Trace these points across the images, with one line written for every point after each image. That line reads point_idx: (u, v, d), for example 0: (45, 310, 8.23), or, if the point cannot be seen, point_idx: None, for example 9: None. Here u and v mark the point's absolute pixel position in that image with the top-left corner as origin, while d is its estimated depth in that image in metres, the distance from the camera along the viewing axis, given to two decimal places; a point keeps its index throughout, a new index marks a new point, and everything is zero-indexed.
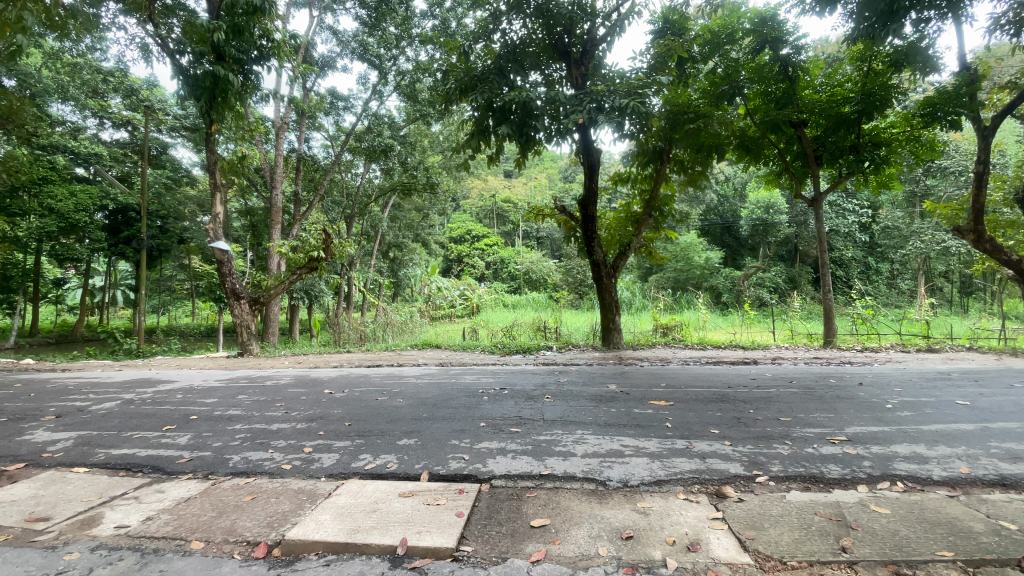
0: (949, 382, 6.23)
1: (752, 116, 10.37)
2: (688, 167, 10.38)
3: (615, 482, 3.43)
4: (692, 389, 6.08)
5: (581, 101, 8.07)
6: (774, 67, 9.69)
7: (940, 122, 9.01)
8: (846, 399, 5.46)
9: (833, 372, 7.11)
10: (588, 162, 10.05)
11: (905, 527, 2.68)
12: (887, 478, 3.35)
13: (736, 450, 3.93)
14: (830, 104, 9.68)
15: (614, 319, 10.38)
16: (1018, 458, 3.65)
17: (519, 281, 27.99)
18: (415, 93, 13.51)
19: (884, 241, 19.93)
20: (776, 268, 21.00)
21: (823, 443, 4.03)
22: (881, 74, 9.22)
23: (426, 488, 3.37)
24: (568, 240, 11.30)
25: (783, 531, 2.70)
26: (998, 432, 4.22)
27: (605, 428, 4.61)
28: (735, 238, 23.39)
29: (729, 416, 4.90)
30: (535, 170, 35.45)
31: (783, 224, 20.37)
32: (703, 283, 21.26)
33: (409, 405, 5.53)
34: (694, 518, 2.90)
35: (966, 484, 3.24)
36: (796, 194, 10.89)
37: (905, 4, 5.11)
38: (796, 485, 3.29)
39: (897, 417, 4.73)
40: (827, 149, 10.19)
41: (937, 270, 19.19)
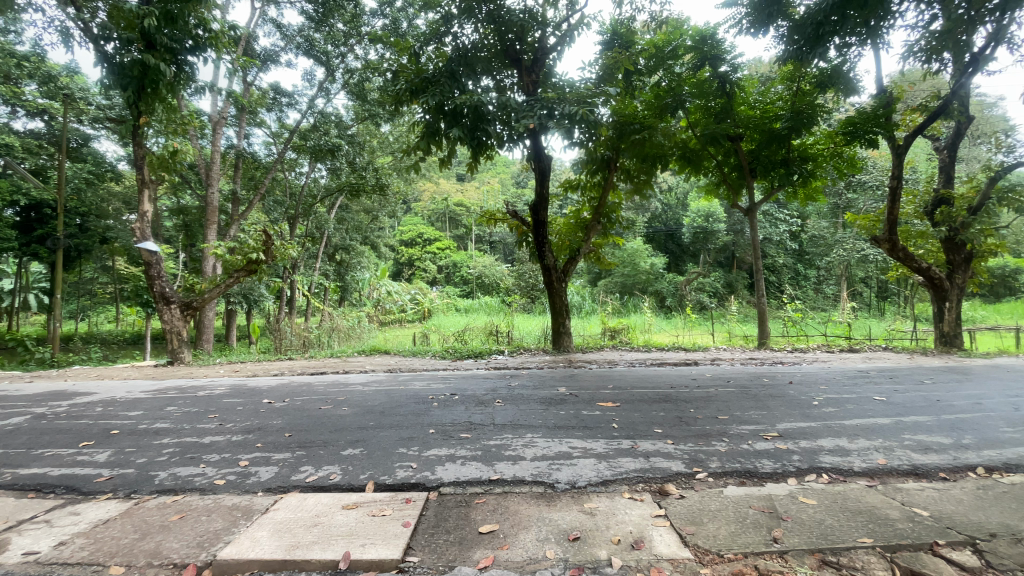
0: (867, 380, 6.78)
1: (693, 129, 10.91)
2: (634, 176, 10.74)
3: (563, 484, 3.47)
4: (637, 390, 6.25)
5: (532, 107, 8.17)
6: (713, 83, 10.22)
7: (860, 140, 9.83)
8: (778, 397, 5.81)
9: (766, 372, 7.55)
10: (540, 168, 10.17)
11: (831, 517, 2.86)
12: (815, 471, 3.58)
13: (678, 449, 4.08)
14: (762, 121, 10.37)
15: (563, 323, 10.54)
16: (928, 449, 4.00)
17: (471, 286, 27.93)
18: (364, 93, 13.21)
19: (811, 249, 21.44)
20: (715, 274, 22.11)
21: (757, 439, 4.25)
22: (808, 94, 9.91)
23: (370, 499, 3.26)
24: (520, 245, 11.39)
25: (720, 525, 2.82)
26: (910, 425, 4.62)
27: (555, 431, 4.65)
28: (678, 245, 24.35)
29: (671, 416, 5.07)
30: (487, 174, 35.50)
31: (721, 232, 21.47)
32: (648, 288, 21.82)
33: (355, 414, 5.36)
34: (638, 517, 2.97)
35: (882, 474, 3.51)
36: (733, 205, 11.49)
37: (828, 30, 5.60)
38: (732, 480, 3.45)
39: (823, 413, 5.08)
40: (761, 163, 10.86)
41: (857, 276, 20.90)
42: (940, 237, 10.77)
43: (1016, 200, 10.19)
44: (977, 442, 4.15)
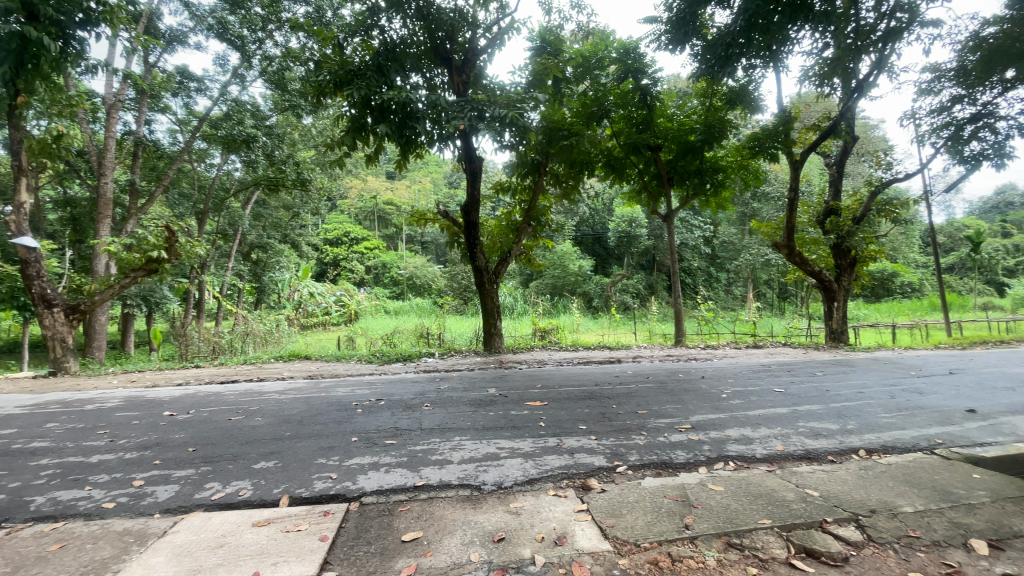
0: (768, 373, 7.43)
1: (617, 138, 11.42)
2: (563, 181, 11.02)
3: (490, 485, 3.48)
4: (564, 389, 6.41)
5: (462, 108, 8.14)
6: (636, 95, 10.73)
7: (764, 154, 10.84)
8: (692, 391, 6.21)
9: (682, 368, 8.06)
10: (470, 169, 10.13)
11: (735, 502, 3.09)
12: (722, 459, 3.86)
13: (601, 444, 4.22)
14: (680, 132, 11.03)
15: (494, 324, 10.58)
16: (817, 434, 4.45)
17: (401, 287, 27.34)
18: (284, 82, 12.49)
19: (722, 254, 23.17)
20: (638, 276, 23.26)
21: (673, 432, 4.51)
22: (720, 110, 10.68)
23: (285, 514, 3.08)
24: (451, 246, 11.29)
25: (638, 516, 2.95)
26: (803, 413, 5.12)
27: (483, 432, 4.65)
28: (605, 248, 25.30)
29: (596, 412, 5.25)
30: (418, 173, 34.88)
31: (643, 236, 22.63)
32: (577, 289, 22.47)
33: (270, 424, 5.03)
34: (561, 513, 3.04)
35: (779, 460, 3.85)
36: (653, 211, 12.11)
37: (736, 50, 6.09)
38: (650, 472, 3.63)
39: (731, 405, 5.49)
40: (678, 172, 11.58)
41: (762, 278, 22.92)
42: (830, 243, 12.03)
43: (890, 211, 11.64)
44: (858, 427, 4.68)
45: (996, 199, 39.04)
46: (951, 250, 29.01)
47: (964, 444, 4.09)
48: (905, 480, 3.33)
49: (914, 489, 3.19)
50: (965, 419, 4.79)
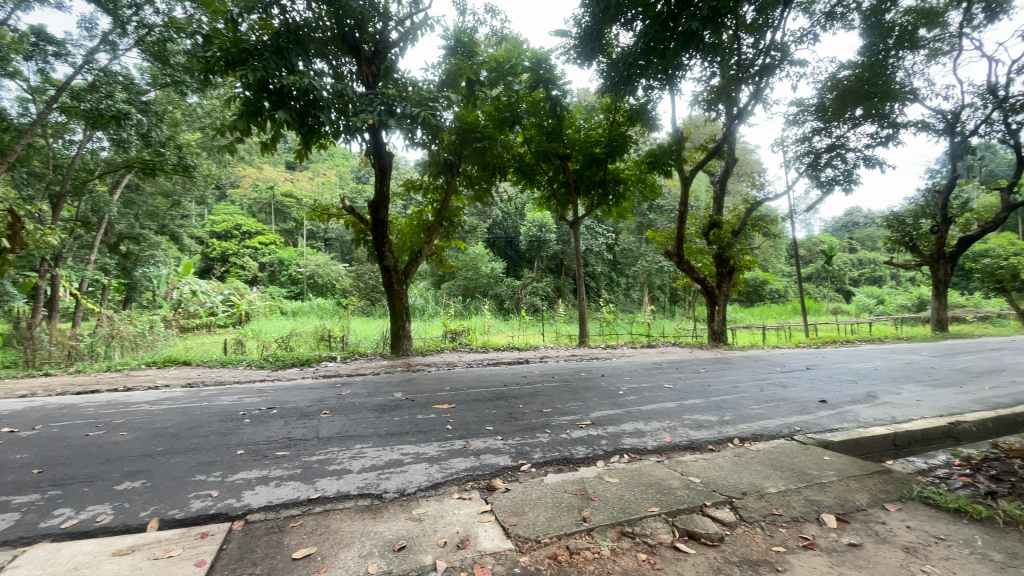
0: (660, 370, 8.06)
1: (528, 144, 11.74)
2: (475, 183, 11.07)
3: (392, 493, 3.37)
4: (472, 391, 6.41)
5: (372, 101, 7.87)
6: (547, 104, 11.07)
7: (659, 169, 11.73)
8: (592, 389, 6.54)
9: (584, 367, 8.45)
10: (380, 164, 9.79)
11: (628, 492, 3.30)
12: (618, 453, 4.11)
13: (506, 444, 4.29)
14: (586, 144, 11.62)
15: (403, 326, 10.30)
16: (699, 426, 4.90)
17: (301, 286, 25.68)
18: (165, 55, 11.15)
19: (622, 260, 24.76)
20: (547, 279, 24.04)
21: (575, 429, 4.71)
22: (622, 126, 11.42)
23: (153, 540, 2.72)
24: (357, 244, 10.83)
25: (539, 513, 3.03)
26: (689, 407, 5.62)
27: (386, 438, 4.50)
28: (516, 251, 25.81)
29: (502, 413, 5.31)
30: (323, 166, 32.99)
31: (552, 241, 23.46)
32: (488, 291, 22.70)
33: (139, 439, 4.43)
34: (465, 516, 3.03)
35: (668, 451, 4.17)
36: (561, 217, 12.56)
37: (637, 71, 6.56)
38: (552, 469, 3.75)
39: (627, 401, 5.86)
40: (584, 181, 12.18)
41: (656, 283, 24.90)
42: (713, 253, 13.37)
43: (762, 227, 13.23)
44: (733, 417, 5.23)
45: (841, 220, 46.12)
46: (808, 261, 33.61)
47: (816, 430, 4.73)
48: (771, 463, 3.78)
49: (777, 472, 3.62)
50: (817, 408, 5.56)
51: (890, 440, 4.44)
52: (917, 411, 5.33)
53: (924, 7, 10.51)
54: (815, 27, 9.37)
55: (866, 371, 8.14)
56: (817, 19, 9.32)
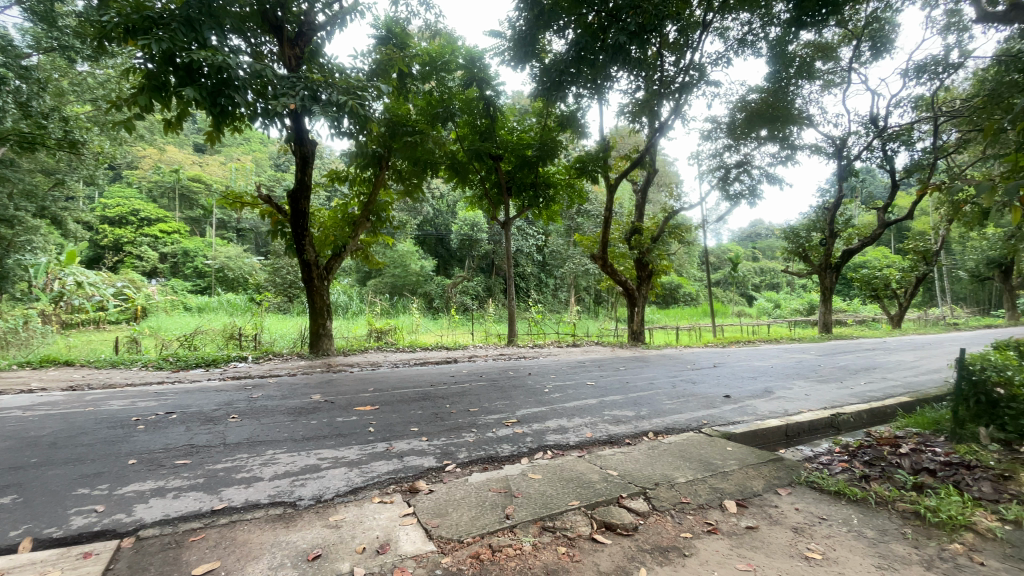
0: (583, 369, 8.36)
1: (461, 142, 11.68)
2: (405, 178, 10.81)
3: (307, 500, 3.20)
4: (397, 391, 6.26)
5: (294, 85, 7.43)
6: (480, 104, 11.05)
7: (587, 175, 12.15)
8: (519, 387, 6.63)
9: (511, 366, 8.54)
10: (302, 152, 9.26)
11: (551, 487, 3.38)
12: (541, 449, 4.20)
13: (431, 445, 4.23)
14: (517, 146, 11.76)
15: (324, 324, 9.81)
16: (618, 421, 5.14)
17: (210, 279, 23.64)
18: (52, 16, 9.78)
19: (551, 261, 25.38)
20: (477, 279, 24.04)
21: (501, 427, 4.74)
22: (553, 130, 11.71)
23: (18, 564, 2.37)
24: (274, 236, 10.17)
25: (462, 513, 3.02)
26: (609, 403, 5.87)
27: (302, 443, 4.27)
28: (446, 250, 25.54)
29: (428, 413, 5.24)
30: (237, 151, 30.67)
31: (483, 241, 23.49)
32: (417, 289, 22.27)
33: (6, 450, 3.85)
34: (386, 520, 2.95)
35: (589, 446, 4.33)
36: (492, 217, 12.59)
37: (567, 78, 6.74)
38: (476, 468, 3.76)
39: (552, 399, 6.00)
40: (515, 183, 12.29)
41: (582, 284, 25.76)
42: (634, 257, 14.08)
43: (679, 235, 14.15)
44: (649, 412, 5.54)
45: (747, 231, 50.56)
46: (717, 268, 36.44)
47: (721, 423, 5.13)
48: (681, 455, 4.04)
49: (687, 463, 3.88)
50: (722, 403, 6.04)
51: (783, 431, 4.92)
52: (806, 405, 5.95)
53: (818, 43, 11.77)
54: (728, 51, 10.18)
55: (764, 369, 8.96)
56: (730, 45, 10.13)
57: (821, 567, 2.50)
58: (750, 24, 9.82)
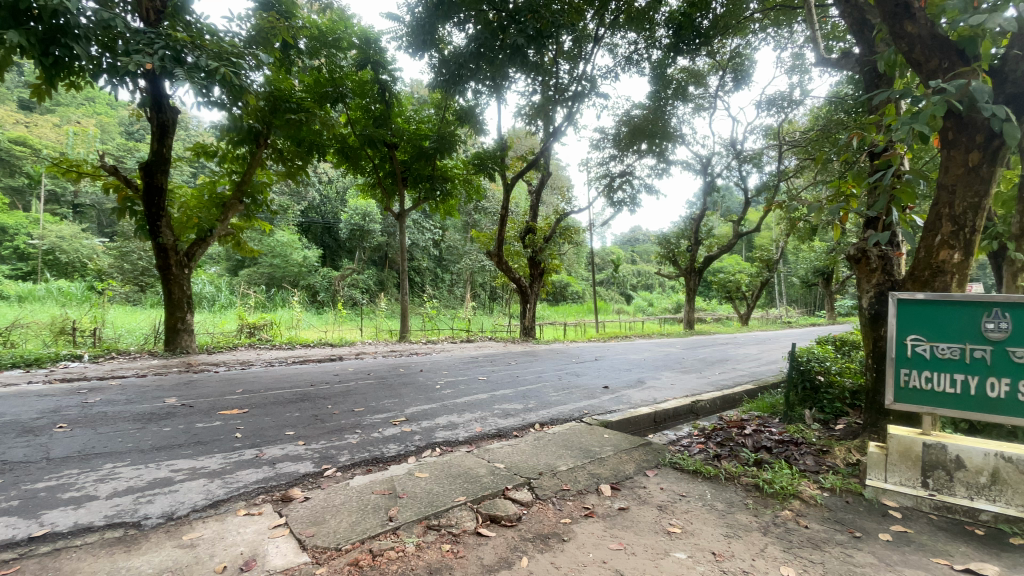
0: (475, 364, 8.41)
1: (352, 126, 11.10)
2: (287, 159, 9.93)
3: (155, 519, 2.78)
4: (271, 392, 5.72)
5: (152, 42, 6.45)
6: (373, 88, 10.62)
7: (484, 172, 12.22)
8: (408, 384, 6.46)
9: (402, 362, 8.29)
10: (160, 120, 8.05)
11: (437, 485, 3.32)
12: (429, 447, 4.12)
13: (309, 449, 3.93)
14: (414, 136, 11.47)
15: (183, 319, 8.64)
16: (507, 414, 5.25)
17: (33, 262, 19.57)
18: None
19: (447, 256, 25.17)
20: (368, 271, 22.98)
21: (387, 426, 4.57)
22: (450, 123, 11.60)
23: None
24: (121, 214, 8.66)
25: (341, 519, 2.84)
26: (499, 397, 5.96)
27: (152, 454, 3.71)
28: (334, 240, 24.04)
29: (306, 415, 4.86)
30: (75, 111, 25.80)
31: (376, 232, 22.48)
32: (299, 281, 20.61)
33: None
34: (252, 534, 2.68)
35: (477, 441, 4.35)
36: (385, 207, 12.08)
37: (466, 75, 6.70)
38: (359, 470, 3.57)
39: (442, 395, 5.95)
40: (411, 173, 11.92)
41: (478, 281, 25.91)
42: (527, 255, 14.56)
43: (569, 236, 14.85)
44: (536, 405, 5.74)
45: (627, 235, 55.07)
46: (601, 268, 39.01)
47: (600, 413, 5.48)
48: (564, 445, 4.23)
49: (569, 452, 4.07)
50: (602, 394, 6.47)
51: (652, 418, 5.40)
52: (673, 394, 6.61)
53: (691, 69, 13.08)
54: (617, 67, 10.92)
55: (639, 361, 9.80)
56: (619, 61, 10.87)
57: (679, 539, 2.78)
58: (636, 44, 10.64)
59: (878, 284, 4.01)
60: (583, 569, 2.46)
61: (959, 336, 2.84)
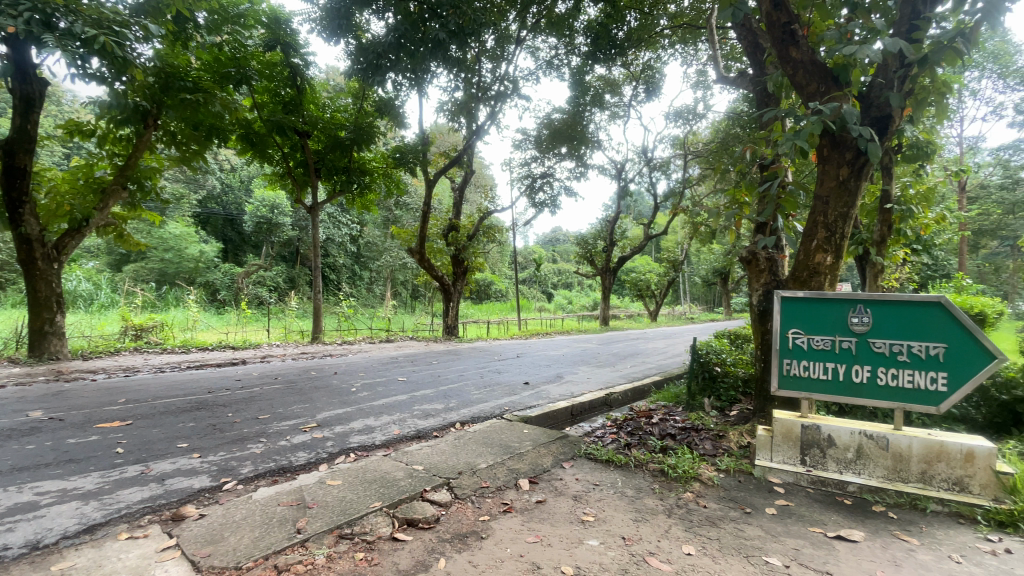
0: (394, 364, 8.17)
1: (257, 110, 10.29)
2: (181, 143, 8.96)
3: (12, 551, 2.39)
4: (161, 401, 5.15)
5: (16, 2, 5.61)
6: (283, 71, 9.94)
7: (405, 166, 11.91)
8: (321, 388, 6.13)
9: (314, 365, 7.84)
10: (23, 92, 6.93)
11: (350, 492, 3.17)
12: (343, 453, 3.94)
13: (206, 462, 3.59)
14: (329, 125, 10.91)
15: (51, 320, 7.52)
16: (427, 415, 5.16)
17: None
18: None
19: (365, 253, 24.24)
20: (277, 267, 21.49)
21: (296, 433, 4.30)
22: (368, 115, 11.18)
23: None
24: None
25: (243, 535, 2.62)
26: (418, 398, 5.84)
27: (9, 476, 3.18)
28: (238, 233, 22.19)
29: (204, 425, 4.43)
30: None
31: (286, 225, 21.10)
32: (196, 278, 18.78)
33: None
34: (136, 559, 2.39)
35: (395, 443, 4.22)
36: (296, 200, 11.34)
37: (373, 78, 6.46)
38: (263, 482, 3.32)
39: (358, 397, 5.71)
40: (325, 164, 11.33)
41: (398, 279, 25.28)
42: (450, 253, 14.41)
43: (492, 234, 14.93)
44: (457, 404, 5.71)
45: (548, 235, 56.55)
46: (523, 267, 39.75)
47: (519, 409, 5.56)
48: (484, 442, 4.25)
49: (489, 449, 4.08)
50: (522, 390, 6.58)
51: (569, 411, 5.58)
52: (588, 388, 6.89)
53: (608, 78, 13.65)
54: (539, 70, 11.15)
55: (558, 357, 10.08)
56: (540, 65, 11.11)
57: (593, 527, 2.90)
58: (556, 49, 10.94)
59: (766, 284, 4.46)
60: (500, 565, 2.48)
61: (830, 330, 3.23)
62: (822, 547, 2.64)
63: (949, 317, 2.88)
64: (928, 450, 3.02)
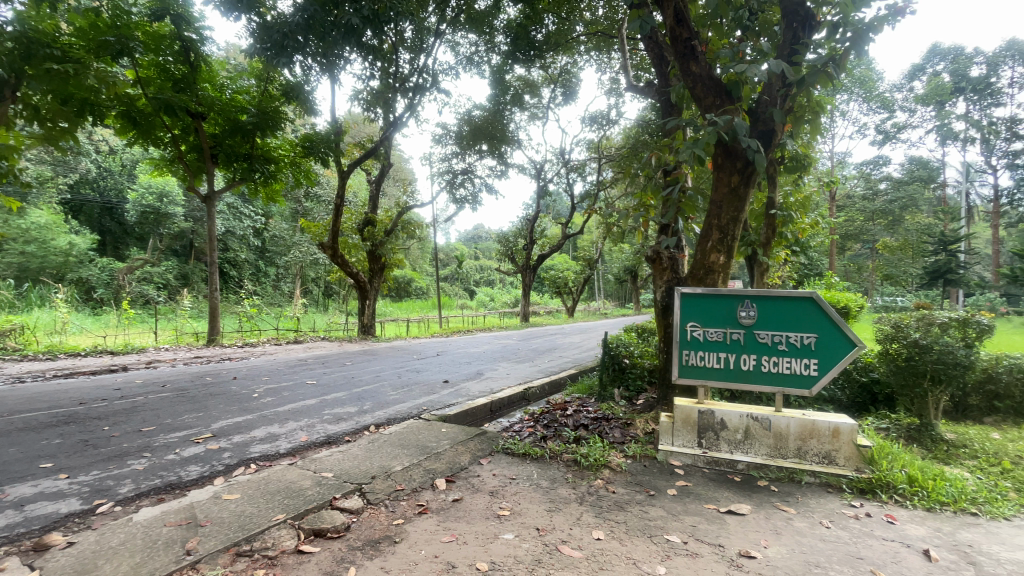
0: (303, 367, 7.70)
1: (142, 86, 9.19)
2: (48, 120, 7.63)
3: None
4: (17, 416, 4.44)
5: None
6: (173, 44, 8.99)
7: (315, 156, 11.26)
8: (218, 395, 5.62)
9: (211, 370, 7.17)
10: None
11: (251, 506, 2.95)
12: (243, 464, 3.65)
13: (76, 483, 3.16)
14: (228, 108, 9.97)
15: None
16: (338, 419, 4.93)
17: None
18: None
19: (271, 248, 22.64)
20: (166, 263, 19.46)
21: (188, 445, 3.92)
22: (273, 99, 10.43)
23: None
24: None
25: (121, 562, 2.33)
26: (329, 401, 5.56)
27: None
28: (119, 223, 19.46)
29: (73, 441, 3.89)
30: None
31: (178, 216, 19.13)
32: (64, 274, 16.43)
33: None
34: None
35: (302, 451, 3.99)
36: (189, 188, 10.29)
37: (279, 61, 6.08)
38: (147, 501, 2.98)
39: (261, 403, 5.31)
40: (223, 150, 10.45)
41: (309, 275, 23.93)
42: (366, 249, 13.88)
43: (410, 230, 14.59)
44: (371, 405, 5.51)
45: (469, 233, 56.51)
46: (444, 265, 39.37)
47: (437, 408, 5.49)
48: (400, 444, 4.15)
49: (405, 451, 3.99)
50: (441, 388, 6.51)
51: (487, 408, 5.61)
52: (506, 383, 6.97)
53: (527, 79, 13.84)
54: (458, 65, 11.05)
55: (477, 354, 10.10)
56: (460, 60, 11.02)
57: (508, 521, 2.94)
58: (477, 46, 10.91)
59: (668, 281, 4.78)
60: (415, 567, 2.43)
61: (723, 322, 3.53)
62: (715, 522, 2.89)
63: (820, 310, 3.27)
64: (803, 429, 3.42)
